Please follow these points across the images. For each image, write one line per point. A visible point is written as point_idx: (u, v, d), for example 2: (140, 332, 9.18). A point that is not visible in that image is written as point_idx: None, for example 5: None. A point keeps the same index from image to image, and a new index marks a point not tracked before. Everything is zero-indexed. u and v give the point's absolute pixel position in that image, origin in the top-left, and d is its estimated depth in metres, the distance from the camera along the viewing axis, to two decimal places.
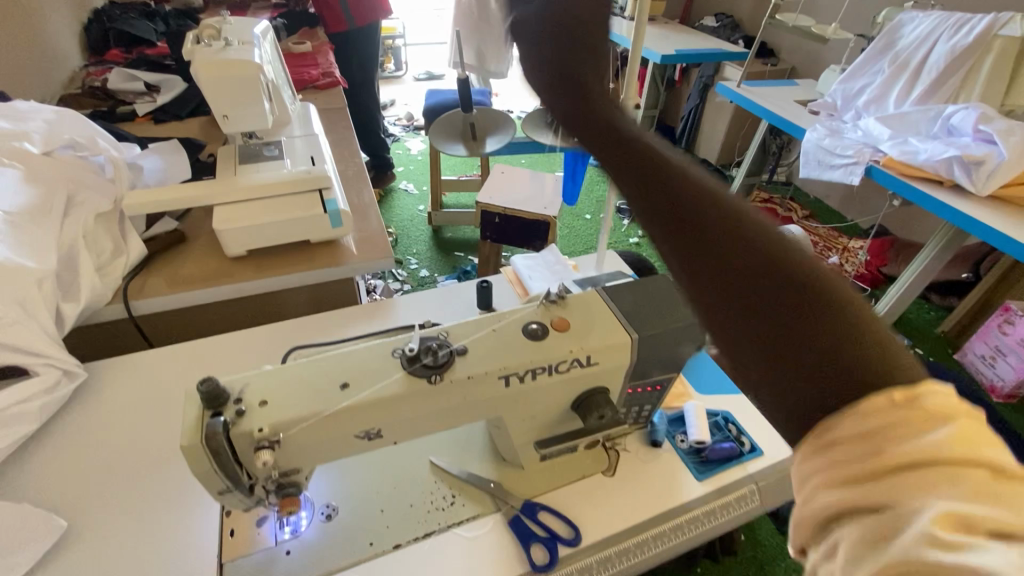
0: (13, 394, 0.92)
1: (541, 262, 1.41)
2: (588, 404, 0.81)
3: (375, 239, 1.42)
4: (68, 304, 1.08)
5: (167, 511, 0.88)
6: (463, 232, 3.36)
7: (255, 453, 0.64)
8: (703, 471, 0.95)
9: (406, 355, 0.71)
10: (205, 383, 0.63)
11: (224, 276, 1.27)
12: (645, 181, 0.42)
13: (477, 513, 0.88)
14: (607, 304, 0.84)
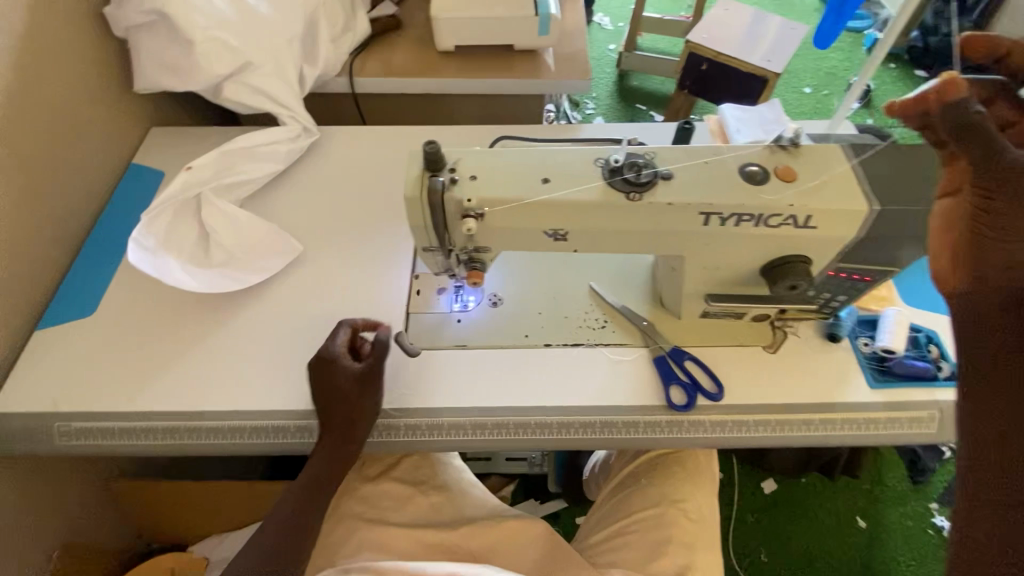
0: (267, 135, 1.10)
1: (757, 119, 1.19)
2: (782, 271, 0.74)
3: (575, 59, 1.33)
4: (309, 68, 1.20)
5: (368, 262, 1.02)
6: (653, 83, 2.89)
7: (460, 220, 0.70)
8: (879, 381, 0.86)
9: (609, 166, 0.69)
10: (429, 145, 0.68)
11: (430, 69, 1.30)
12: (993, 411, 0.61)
13: (625, 342, 0.91)
14: (852, 164, 0.71)
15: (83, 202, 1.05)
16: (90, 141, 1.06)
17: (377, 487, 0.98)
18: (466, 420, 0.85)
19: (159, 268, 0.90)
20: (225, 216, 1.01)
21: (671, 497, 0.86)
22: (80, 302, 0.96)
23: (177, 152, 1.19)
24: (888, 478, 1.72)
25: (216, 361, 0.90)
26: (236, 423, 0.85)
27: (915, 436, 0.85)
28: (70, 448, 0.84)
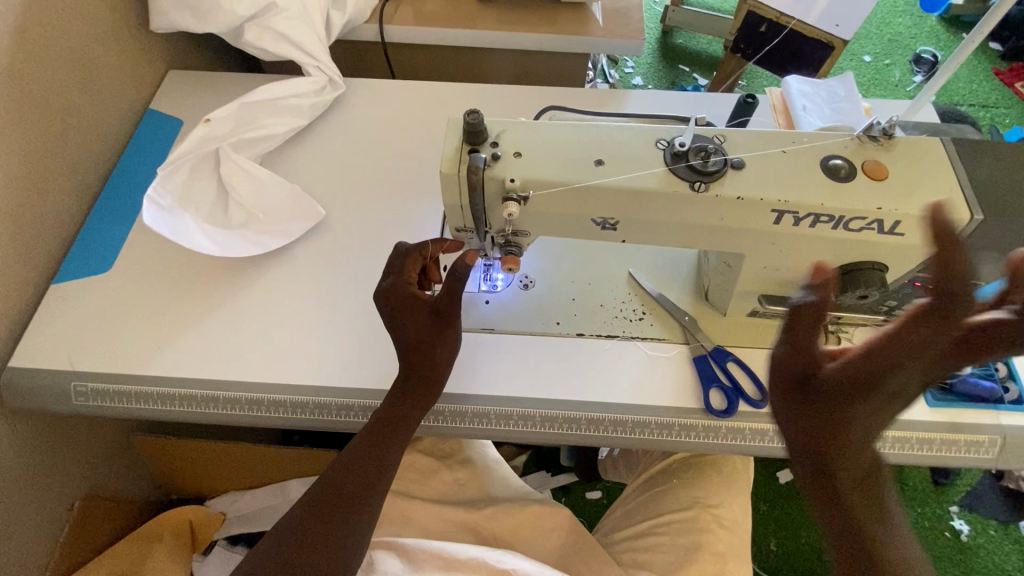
0: (290, 86, 1.02)
1: (825, 94, 1.07)
2: (854, 278, 0.66)
3: (625, 15, 1.20)
4: (336, 13, 1.11)
5: (393, 231, 0.96)
6: (698, 42, 2.69)
7: (501, 203, 0.63)
8: (938, 399, 0.80)
9: (672, 150, 0.61)
10: (471, 114, 0.60)
11: (467, 19, 1.19)
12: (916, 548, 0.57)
13: (664, 337, 0.85)
14: (953, 163, 0.62)
15: (98, 149, 1.00)
16: (104, 83, 0.99)
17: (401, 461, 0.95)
18: (491, 409, 0.81)
19: (176, 228, 0.86)
20: (245, 174, 0.95)
21: (704, 501, 0.83)
22: (97, 257, 0.92)
23: (195, 99, 1.12)
24: (909, 476, 1.68)
25: (235, 329, 0.86)
26: (252, 395, 0.82)
27: (971, 460, 0.79)
28: (86, 409, 0.82)
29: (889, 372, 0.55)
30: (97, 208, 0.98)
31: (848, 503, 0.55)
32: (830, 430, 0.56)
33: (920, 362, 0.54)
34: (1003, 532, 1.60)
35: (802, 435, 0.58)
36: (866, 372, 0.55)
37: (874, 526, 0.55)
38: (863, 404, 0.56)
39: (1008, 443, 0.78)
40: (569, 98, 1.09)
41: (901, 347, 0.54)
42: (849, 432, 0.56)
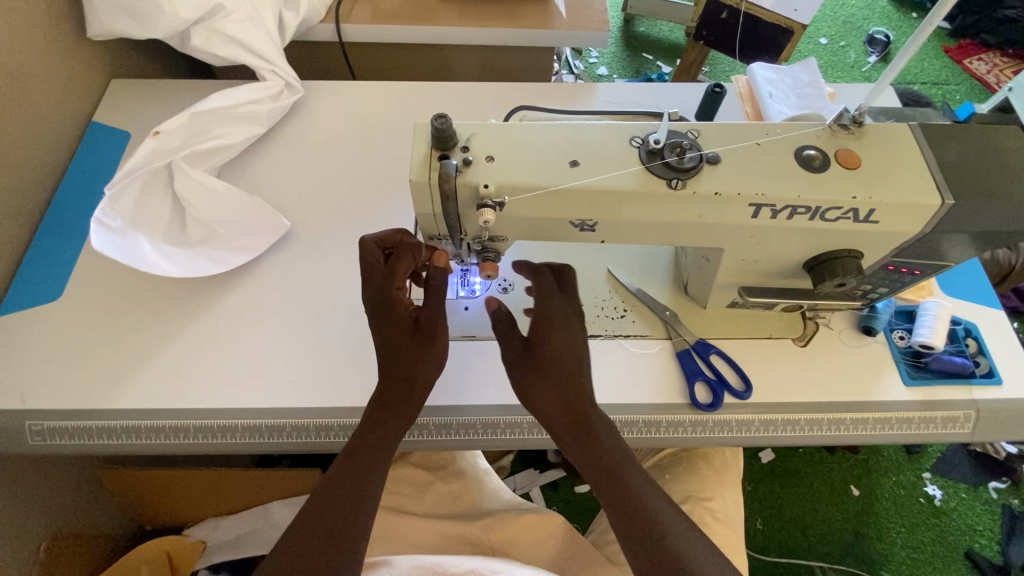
0: (244, 93, 0.97)
1: (790, 81, 1.08)
2: (832, 267, 0.67)
3: (589, 6, 1.19)
4: (289, 14, 1.06)
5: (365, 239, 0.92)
6: (659, 30, 2.69)
7: (476, 210, 0.60)
8: (914, 378, 0.81)
9: (647, 148, 0.60)
10: (439, 119, 0.57)
11: (428, 15, 1.15)
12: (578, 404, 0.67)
13: (646, 333, 0.84)
14: (923, 148, 0.62)
15: (38, 168, 0.93)
16: (39, 97, 0.92)
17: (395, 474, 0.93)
18: (476, 419, 0.79)
19: (129, 250, 0.80)
20: (201, 188, 0.90)
21: (696, 495, 0.86)
22: (45, 285, 0.86)
23: (143, 110, 1.05)
24: (883, 447, 1.74)
25: (202, 353, 0.82)
26: (224, 422, 0.78)
27: (947, 436, 0.81)
28: (43, 448, 0.77)
29: (565, 364, 0.67)
30: (41, 231, 0.91)
31: (585, 454, 0.65)
32: (565, 399, 0.66)
33: (574, 352, 0.68)
34: (973, 494, 1.67)
35: (553, 385, 0.66)
36: (555, 362, 0.66)
37: (621, 458, 0.65)
38: (557, 391, 0.66)
39: (982, 417, 0.80)
40: (536, 93, 1.06)
41: (566, 348, 0.67)
42: (554, 353, 0.67)
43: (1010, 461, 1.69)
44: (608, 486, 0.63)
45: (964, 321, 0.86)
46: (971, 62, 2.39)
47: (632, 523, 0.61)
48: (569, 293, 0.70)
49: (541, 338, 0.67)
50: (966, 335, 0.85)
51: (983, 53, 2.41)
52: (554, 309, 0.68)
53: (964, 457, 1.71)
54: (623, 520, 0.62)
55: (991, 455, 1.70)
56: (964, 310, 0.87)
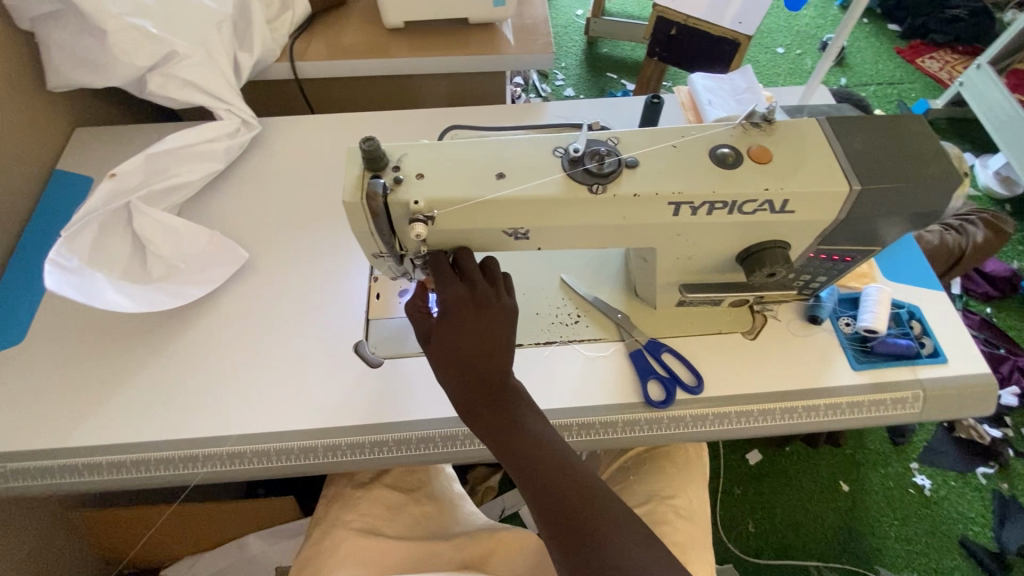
0: (201, 132, 1.01)
1: (728, 88, 1.13)
2: (762, 258, 0.69)
3: (535, 31, 1.24)
4: (244, 55, 1.10)
5: (324, 264, 0.95)
6: (621, 49, 2.79)
7: (410, 225, 0.63)
8: (862, 362, 0.84)
9: (569, 157, 0.63)
10: (367, 142, 0.60)
11: (380, 48, 1.20)
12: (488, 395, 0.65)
13: (600, 337, 0.86)
14: (830, 139, 0.65)
15: (2, 216, 0.95)
16: (2, 148, 0.95)
17: (367, 495, 0.91)
18: (436, 432, 0.81)
19: (85, 288, 0.81)
20: (160, 226, 0.92)
21: (660, 493, 0.83)
22: (7, 330, 0.87)
23: (106, 155, 1.09)
24: (869, 440, 1.74)
25: (163, 386, 0.83)
26: (184, 452, 0.79)
27: (899, 416, 0.82)
28: (5, 491, 0.77)
29: (467, 353, 0.64)
30: (7, 277, 0.93)
31: (495, 439, 0.64)
32: (472, 386, 0.64)
33: (477, 340, 0.64)
34: (963, 481, 1.67)
35: (463, 376, 0.65)
36: (451, 352, 0.64)
37: (530, 444, 0.63)
38: (460, 379, 0.65)
39: (930, 395, 0.82)
40: (487, 114, 1.11)
41: (463, 339, 0.64)
42: (455, 344, 0.64)
43: (995, 445, 1.69)
44: (522, 472, 0.62)
45: (907, 304, 0.88)
46: (923, 61, 2.49)
47: (541, 503, 0.60)
48: (472, 280, 0.66)
49: (438, 332, 0.65)
50: (911, 318, 0.87)
51: (934, 52, 2.51)
52: (450, 304, 0.65)
53: (950, 444, 1.72)
54: (532, 501, 0.61)
55: (977, 440, 1.71)
56: (906, 293, 0.89)
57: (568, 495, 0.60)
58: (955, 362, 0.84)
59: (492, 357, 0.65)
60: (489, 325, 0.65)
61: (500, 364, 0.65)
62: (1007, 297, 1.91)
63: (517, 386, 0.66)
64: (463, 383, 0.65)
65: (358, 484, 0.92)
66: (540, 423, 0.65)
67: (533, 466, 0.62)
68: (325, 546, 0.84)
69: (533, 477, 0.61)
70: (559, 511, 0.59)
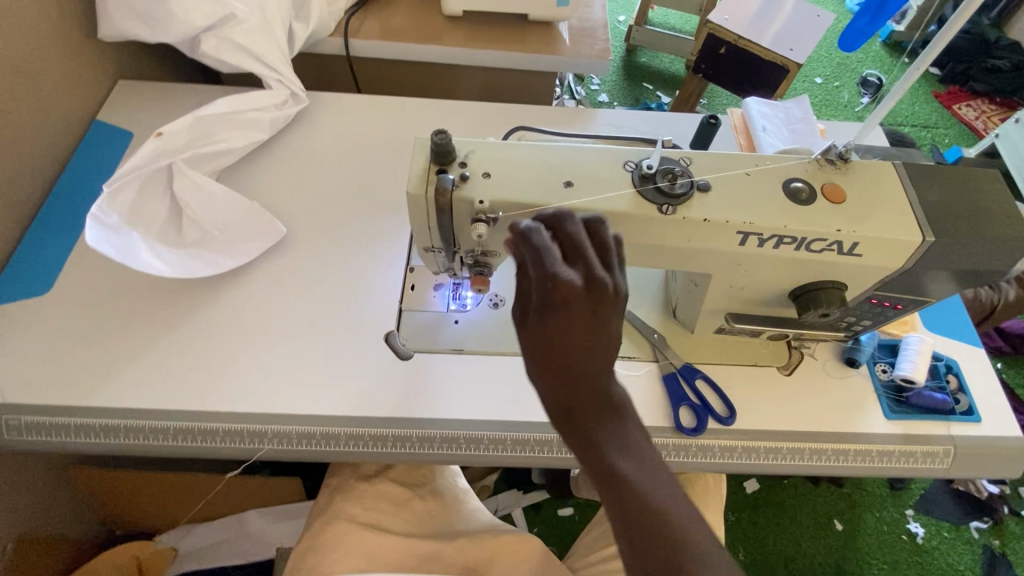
0: (250, 100, 0.99)
1: (783, 116, 1.12)
2: (815, 298, 0.68)
3: (592, 35, 1.22)
4: (299, 26, 1.08)
5: (362, 248, 0.93)
6: (661, 61, 2.76)
7: (471, 224, 0.61)
8: (895, 412, 0.83)
9: (640, 172, 0.62)
10: (439, 135, 0.59)
11: (435, 34, 1.18)
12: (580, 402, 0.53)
13: (634, 355, 0.85)
14: (905, 185, 0.64)
15: (38, 162, 0.93)
16: (46, 92, 0.93)
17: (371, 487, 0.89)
18: (460, 433, 0.79)
19: (123, 247, 0.80)
20: (200, 189, 0.90)
21: None
22: (34, 278, 0.86)
23: (148, 111, 1.06)
24: (868, 482, 1.74)
25: (189, 355, 0.81)
26: (203, 424, 0.77)
27: (927, 471, 0.81)
28: (19, 443, 0.76)
29: (561, 352, 0.52)
30: (36, 225, 0.91)
31: (585, 458, 0.52)
32: (567, 388, 0.53)
33: (575, 336, 0.51)
34: (955, 533, 1.67)
35: (556, 373, 0.53)
36: (543, 343, 0.52)
37: (629, 478, 0.51)
38: (555, 381, 0.53)
39: (960, 453, 0.81)
40: (537, 115, 1.09)
41: (560, 332, 0.51)
42: (548, 333, 0.52)
43: (992, 501, 1.69)
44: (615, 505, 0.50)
45: (945, 357, 0.87)
46: (960, 108, 2.47)
47: (633, 546, 0.49)
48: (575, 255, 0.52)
49: (529, 317, 0.53)
50: (948, 372, 0.86)
51: (972, 100, 2.49)
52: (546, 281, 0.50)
53: (947, 495, 1.71)
54: (620, 540, 0.50)
55: (974, 494, 1.70)
56: (944, 345, 0.88)
57: (669, 549, 0.48)
58: (988, 422, 0.83)
59: (593, 358, 0.52)
60: (596, 319, 0.51)
61: (599, 367, 0.53)
62: (1020, 355, 1.89)
63: (618, 399, 0.54)
64: (557, 379, 0.53)
65: (371, 474, 0.91)
66: (642, 454, 0.53)
67: (631, 499, 0.49)
68: (328, 539, 0.82)
69: (629, 513, 0.49)
70: (655, 561, 0.47)
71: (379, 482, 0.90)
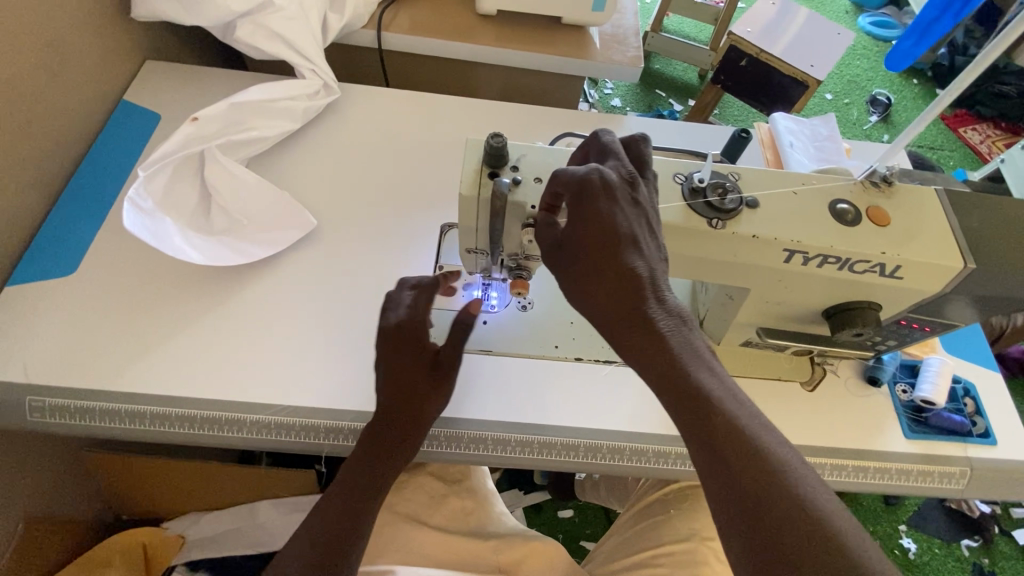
0: (284, 88, 0.98)
1: (809, 133, 1.13)
2: (850, 317, 0.69)
3: (622, 41, 1.22)
4: (334, 16, 1.07)
5: (391, 244, 0.93)
6: (674, 68, 2.77)
7: (521, 229, 0.62)
8: (915, 431, 0.84)
9: (691, 186, 0.62)
10: (496, 138, 0.59)
11: (468, 32, 1.18)
12: (630, 311, 0.53)
13: None
14: (947, 211, 0.65)
15: (66, 140, 0.92)
16: (77, 70, 0.92)
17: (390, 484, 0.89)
18: (487, 435, 0.79)
19: (156, 232, 0.80)
20: (232, 177, 0.90)
21: (701, 533, 0.83)
22: (60, 259, 0.85)
23: (176, 93, 1.05)
24: (863, 496, 1.76)
25: (218, 344, 0.81)
26: (230, 414, 0.77)
27: (942, 490, 0.83)
28: (42, 425, 0.75)
29: (611, 257, 0.54)
30: (62, 204, 0.90)
31: (648, 363, 0.53)
32: (619, 295, 0.54)
33: (622, 237, 0.54)
34: (946, 550, 1.70)
35: (606, 281, 0.54)
36: (593, 252, 0.54)
37: (695, 373, 0.52)
38: (604, 289, 0.54)
39: (977, 474, 0.82)
40: (568, 119, 1.09)
41: (609, 235, 0.54)
42: (598, 239, 0.54)
43: (983, 520, 1.73)
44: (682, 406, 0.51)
45: (963, 380, 0.89)
46: (965, 131, 2.51)
47: (708, 443, 0.49)
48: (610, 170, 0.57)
49: (575, 228, 0.55)
50: (965, 394, 0.88)
51: (978, 124, 2.53)
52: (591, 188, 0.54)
53: (940, 513, 1.74)
54: (693, 440, 0.51)
55: (966, 512, 1.73)
56: (962, 368, 0.90)
57: (743, 438, 0.49)
58: (1004, 445, 0.84)
59: (639, 262, 0.54)
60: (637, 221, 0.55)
61: (652, 271, 0.55)
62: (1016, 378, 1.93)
63: (673, 300, 0.55)
64: (610, 286, 0.54)
65: None
66: (702, 348, 0.54)
67: (697, 397, 0.51)
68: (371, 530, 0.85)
69: (700, 408, 0.50)
70: (730, 451, 0.49)
71: (418, 474, 0.93)
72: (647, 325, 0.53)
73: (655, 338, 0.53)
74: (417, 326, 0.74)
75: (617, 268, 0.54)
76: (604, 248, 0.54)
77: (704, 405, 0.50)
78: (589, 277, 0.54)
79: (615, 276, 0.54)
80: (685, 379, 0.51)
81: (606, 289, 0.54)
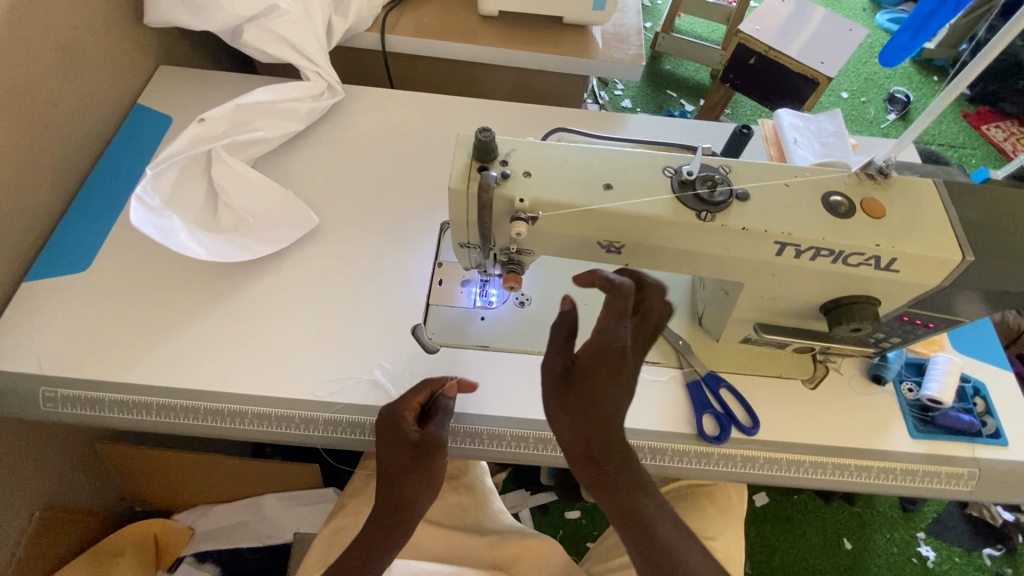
0: (289, 90, 1.00)
1: (814, 129, 1.11)
2: (847, 313, 0.68)
3: (624, 40, 1.22)
4: (338, 20, 1.10)
5: (392, 242, 0.94)
6: (686, 69, 2.75)
7: (509, 222, 0.62)
8: (921, 431, 0.82)
9: (679, 178, 0.62)
10: (483, 132, 0.60)
11: (470, 33, 1.19)
12: (607, 447, 0.66)
13: (658, 361, 0.85)
14: (945, 203, 0.64)
15: (83, 141, 0.96)
16: (92, 75, 0.95)
17: None
18: (482, 429, 0.80)
19: (162, 229, 0.82)
20: (238, 176, 0.92)
21: (700, 533, 0.83)
22: (73, 255, 0.88)
23: (187, 97, 1.08)
24: (878, 501, 1.67)
25: (221, 338, 0.83)
26: (232, 406, 0.79)
27: (950, 492, 0.80)
28: (55, 415, 0.78)
29: (602, 407, 0.65)
30: (78, 203, 0.93)
31: (611, 491, 0.66)
32: (599, 435, 0.66)
33: (610, 393, 0.65)
34: (967, 559, 1.60)
35: (589, 425, 0.66)
36: (586, 401, 0.65)
37: (646, 504, 0.66)
38: (587, 427, 0.66)
39: (986, 476, 0.80)
40: (568, 118, 1.10)
41: (601, 392, 0.65)
42: (595, 392, 0.65)
43: (1007, 529, 1.62)
44: (632, 540, 0.66)
45: (973, 379, 0.86)
46: (988, 128, 2.43)
47: (650, 562, 0.64)
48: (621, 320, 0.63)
49: (578, 377, 0.65)
50: (975, 394, 0.85)
51: (1001, 121, 2.45)
52: (594, 348, 0.64)
53: (960, 519, 1.64)
54: (638, 560, 0.65)
55: (987, 520, 1.64)
56: (971, 367, 0.88)
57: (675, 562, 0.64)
58: (1015, 447, 0.82)
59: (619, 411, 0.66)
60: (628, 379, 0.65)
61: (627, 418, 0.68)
62: None
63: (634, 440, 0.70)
64: (598, 427, 0.66)
65: None
66: (648, 481, 0.69)
67: (645, 526, 0.65)
68: None
69: (643, 536, 0.65)
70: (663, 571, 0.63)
71: None
72: (618, 462, 0.67)
73: (621, 471, 0.67)
74: (399, 417, 0.72)
75: (604, 418, 0.65)
76: (596, 399, 0.65)
77: (646, 538, 0.65)
78: (580, 414, 0.66)
79: (598, 418, 0.65)
80: (640, 511, 0.66)
81: (591, 428, 0.66)
